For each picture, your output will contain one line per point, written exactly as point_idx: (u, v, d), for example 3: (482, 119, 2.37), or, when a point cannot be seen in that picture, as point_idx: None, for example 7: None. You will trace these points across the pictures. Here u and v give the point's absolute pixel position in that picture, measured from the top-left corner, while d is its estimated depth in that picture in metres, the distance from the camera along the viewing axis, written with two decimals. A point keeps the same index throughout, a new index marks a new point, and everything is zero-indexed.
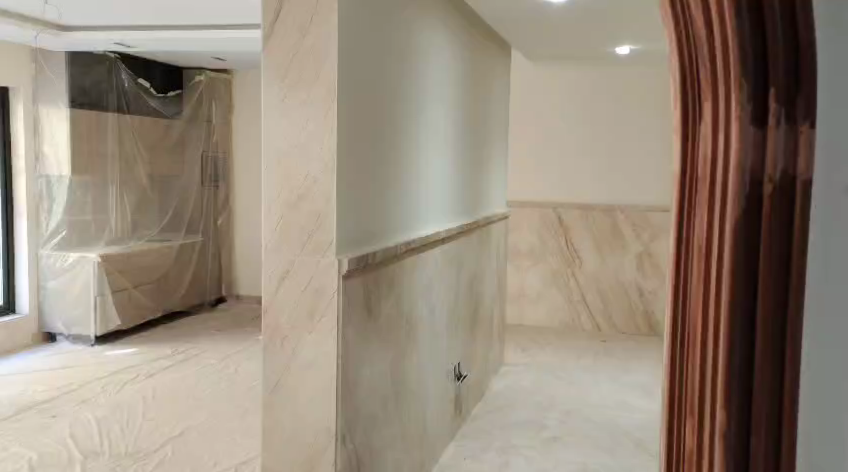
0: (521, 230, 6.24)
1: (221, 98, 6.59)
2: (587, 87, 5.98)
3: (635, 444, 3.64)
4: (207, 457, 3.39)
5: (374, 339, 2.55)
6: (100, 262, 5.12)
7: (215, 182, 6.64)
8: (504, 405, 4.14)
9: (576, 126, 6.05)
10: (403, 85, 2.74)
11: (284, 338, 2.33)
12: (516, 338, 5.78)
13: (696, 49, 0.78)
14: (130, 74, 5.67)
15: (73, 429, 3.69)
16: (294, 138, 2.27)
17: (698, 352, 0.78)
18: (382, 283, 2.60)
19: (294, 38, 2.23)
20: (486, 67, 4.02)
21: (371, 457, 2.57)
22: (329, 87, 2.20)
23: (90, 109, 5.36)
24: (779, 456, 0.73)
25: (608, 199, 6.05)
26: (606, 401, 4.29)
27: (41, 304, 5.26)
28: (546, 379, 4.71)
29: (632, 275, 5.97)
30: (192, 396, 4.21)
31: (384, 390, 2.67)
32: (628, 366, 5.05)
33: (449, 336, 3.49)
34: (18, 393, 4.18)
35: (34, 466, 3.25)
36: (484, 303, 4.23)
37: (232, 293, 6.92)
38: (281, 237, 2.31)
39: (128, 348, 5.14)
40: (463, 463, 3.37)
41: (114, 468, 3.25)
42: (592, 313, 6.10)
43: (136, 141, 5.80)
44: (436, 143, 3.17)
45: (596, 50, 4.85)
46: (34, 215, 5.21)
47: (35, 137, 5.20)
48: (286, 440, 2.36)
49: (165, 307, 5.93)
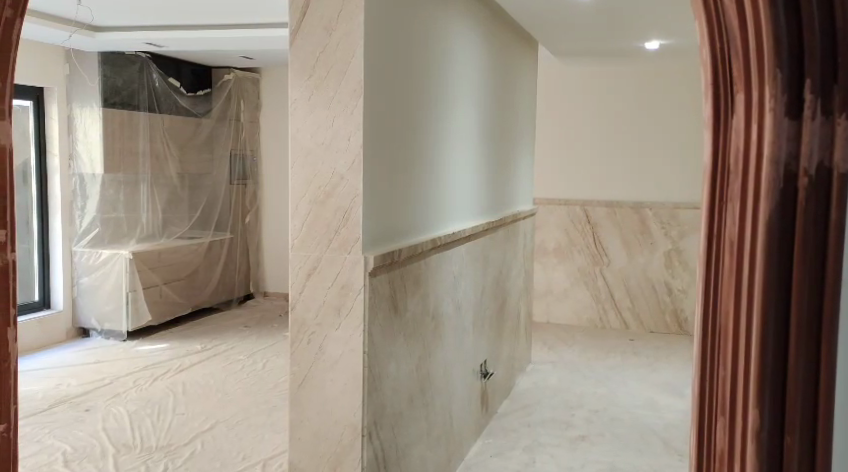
0: (548, 228, 6.21)
1: (249, 96, 6.66)
2: (615, 84, 5.92)
3: (664, 444, 3.60)
4: (236, 451, 3.43)
5: (400, 335, 2.56)
6: (131, 259, 5.20)
7: (243, 180, 6.69)
8: (530, 403, 4.12)
9: (604, 122, 6.00)
10: (430, 82, 2.74)
11: (311, 334, 2.35)
12: (543, 336, 5.76)
13: (727, 45, 0.78)
14: (160, 74, 5.76)
15: (105, 422, 3.75)
16: (320, 136, 2.28)
17: (730, 346, 0.78)
18: (407, 280, 2.60)
19: (321, 36, 2.24)
20: (513, 64, 4.01)
21: (397, 453, 2.58)
22: (356, 84, 2.20)
23: (122, 108, 5.44)
24: (814, 451, 0.73)
25: (637, 196, 5.97)
26: (634, 400, 4.24)
27: (75, 300, 5.37)
28: (572, 377, 4.67)
29: (661, 273, 5.90)
30: (221, 391, 4.26)
31: (411, 387, 2.68)
32: (656, 365, 4.99)
33: (475, 333, 3.48)
34: (52, 387, 4.26)
35: (68, 458, 3.32)
36: (510, 300, 4.21)
37: (259, 290, 6.99)
38: (308, 234, 2.32)
39: (159, 344, 5.22)
40: (489, 460, 3.36)
41: (145, 462, 3.30)
42: (620, 311, 6.04)
43: (167, 140, 5.88)
44: (463, 140, 3.17)
45: (624, 45, 4.80)
46: (68, 212, 5.32)
47: (69, 136, 5.30)
48: (313, 436, 2.38)
49: (194, 303, 6.00)
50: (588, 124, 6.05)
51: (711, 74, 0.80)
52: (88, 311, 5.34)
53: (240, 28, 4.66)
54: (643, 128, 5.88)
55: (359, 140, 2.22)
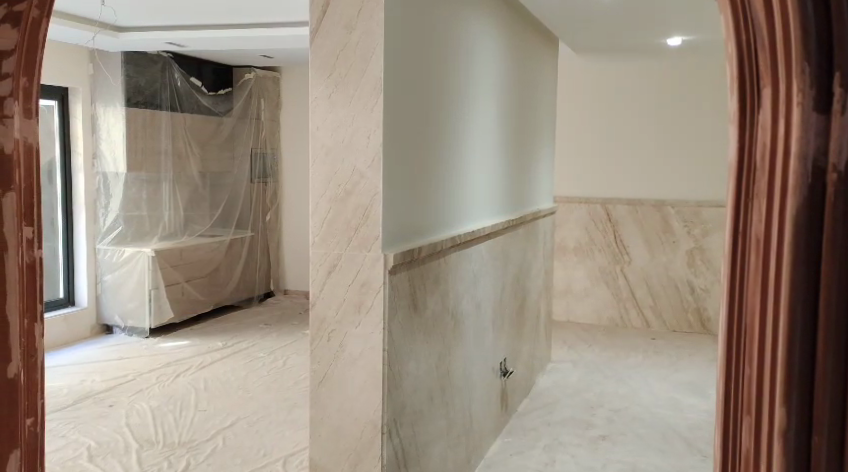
0: (568, 226, 6.18)
1: (269, 95, 6.70)
2: (637, 81, 5.88)
3: (686, 444, 3.56)
4: (257, 448, 3.46)
5: (419, 333, 2.55)
6: (154, 257, 5.25)
7: (263, 178, 6.74)
8: (550, 402, 4.10)
9: (625, 120, 5.95)
10: (449, 80, 2.73)
11: (331, 331, 2.36)
12: (562, 334, 5.74)
13: (753, 36, 0.73)
14: (182, 73, 5.82)
15: (129, 418, 3.80)
16: (340, 134, 2.29)
17: (757, 347, 0.73)
18: (427, 277, 2.60)
19: (341, 34, 2.25)
20: (534, 62, 3.98)
21: (417, 451, 2.58)
22: (375, 84, 2.20)
23: (145, 107, 5.49)
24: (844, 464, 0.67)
25: (659, 194, 5.92)
26: (656, 400, 4.20)
27: (99, 297, 5.45)
28: (593, 377, 4.64)
29: (683, 271, 5.84)
30: (242, 388, 4.29)
31: (430, 385, 2.67)
32: (678, 365, 4.94)
33: (495, 331, 3.48)
34: (77, 383, 4.33)
35: (92, 453, 3.36)
36: (530, 299, 4.20)
37: (280, 288, 7.03)
38: (328, 232, 2.33)
39: (181, 340, 5.28)
40: (509, 459, 3.35)
41: (167, 457, 3.33)
42: (641, 310, 5.99)
43: (189, 139, 5.93)
44: (482, 137, 3.15)
45: (646, 42, 4.75)
46: (92, 211, 5.39)
47: (94, 136, 5.37)
48: (333, 433, 2.39)
49: (215, 301, 6.06)
50: (609, 122, 6.01)
51: (737, 65, 0.75)
52: (112, 308, 5.41)
53: (262, 26, 4.69)
54: (666, 125, 5.83)
55: (378, 139, 2.22)
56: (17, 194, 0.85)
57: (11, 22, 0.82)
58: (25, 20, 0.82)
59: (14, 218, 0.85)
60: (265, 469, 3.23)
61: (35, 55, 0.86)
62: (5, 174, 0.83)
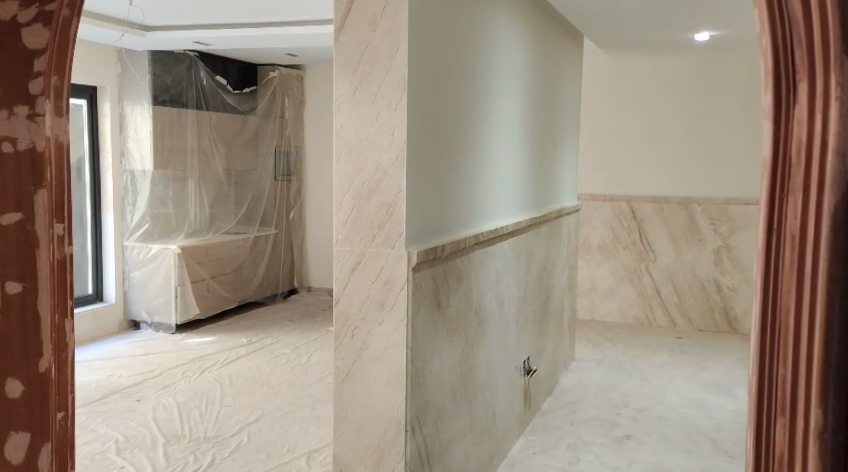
0: (593, 224, 6.14)
1: (293, 93, 6.73)
2: (663, 77, 5.81)
3: (713, 445, 3.52)
4: (281, 444, 3.48)
5: (443, 330, 2.55)
6: (179, 253, 5.32)
7: (287, 176, 6.78)
8: (574, 401, 4.08)
9: (651, 117, 5.89)
10: (473, 78, 2.72)
11: (355, 328, 2.37)
12: (586, 333, 5.71)
13: (789, 32, 0.70)
14: (208, 72, 5.86)
15: (156, 412, 3.85)
16: (364, 131, 2.29)
17: (790, 344, 0.72)
18: (450, 275, 2.59)
19: (365, 32, 2.25)
20: (558, 58, 3.95)
21: (440, 449, 2.58)
22: (399, 82, 2.20)
23: (171, 105, 5.56)
24: None
25: (685, 191, 5.85)
26: (682, 400, 4.16)
27: (127, 293, 5.53)
28: (617, 376, 4.60)
29: (710, 270, 5.76)
30: (267, 384, 4.32)
31: (454, 382, 2.67)
32: (704, 364, 4.88)
33: (518, 329, 3.46)
34: (105, 377, 4.40)
35: (120, 447, 3.41)
36: (554, 297, 4.18)
37: (304, 285, 7.07)
38: (352, 229, 2.34)
39: (206, 337, 5.33)
40: (532, 458, 3.34)
41: (193, 452, 3.37)
42: (666, 309, 5.93)
43: (214, 137, 5.98)
44: (506, 134, 3.14)
45: (673, 37, 4.70)
46: (120, 208, 5.46)
47: (121, 134, 5.45)
48: (357, 429, 2.40)
49: (240, 297, 6.11)
50: (634, 118, 5.95)
51: (772, 62, 0.72)
52: (139, 304, 5.49)
53: (286, 25, 4.71)
54: (692, 122, 5.75)
55: (402, 136, 2.22)
56: (49, 191, 0.85)
57: (42, 21, 0.82)
58: (56, 19, 0.83)
59: (45, 216, 0.85)
60: (289, 465, 3.25)
61: (65, 53, 0.86)
62: (36, 172, 0.84)
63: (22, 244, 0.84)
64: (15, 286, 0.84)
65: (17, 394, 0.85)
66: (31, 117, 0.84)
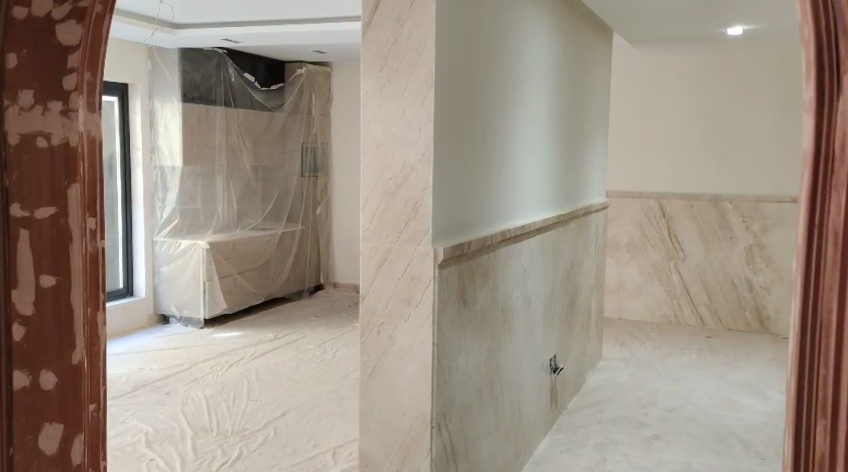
0: (621, 221, 6.08)
1: (320, 90, 6.76)
2: (694, 72, 5.72)
3: (744, 446, 3.46)
4: (307, 438, 3.51)
5: (469, 327, 2.54)
6: (208, 249, 5.38)
7: (314, 173, 6.82)
8: (602, 400, 4.05)
9: (680, 113, 5.81)
10: (501, 74, 2.70)
11: (381, 324, 2.37)
12: (614, 331, 5.65)
13: (835, 21, 0.68)
14: (236, 69, 5.89)
15: (185, 406, 3.90)
16: (390, 127, 2.29)
17: (833, 342, 0.69)
18: (477, 272, 2.58)
19: (392, 28, 2.24)
20: (587, 54, 3.92)
21: (466, 446, 2.57)
22: (427, 78, 2.19)
23: (200, 102, 5.62)
24: None
25: (716, 188, 5.76)
26: (711, 399, 4.11)
27: (156, 287, 5.61)
28: (645, 375, 4.55)
29: (741, 268, 5.67)
30: (293, 379, 4.36)
31: (480, 379, 2.66)
32: (735, 364, 4.81)
33: (544, 326, 3.44)
34: (135, 370, 4.46)
35: (149, 439, 3.46)
36: (581, 294, 4.14)
37: (330, 281, 7.11)
38: (378, 225, 2.34)
39: (233, 331, 5.39)
40: (558, 456, 3.32)
41: (221, 445, 3.41)
42: (696, 307, 5.85)
43: (243, 133, 6.02)
44: (534, 132, 3.12)
45: (705, 32, 4.62)
46: (150, 204, 5.54)
47: (152, 131, 5.52)
48: (383, 426, 2.40)
49: (267, 293, 6.16)
50: (664, 114, 5.87)
51: (815, 51, 0.70)
52: (168, 298, 5.56)
53: (315, 22, 4.74)
54: (723, 118, 5.67)
55: (429, 133, 2.21)
56: (81, 186, 0.83)
57: (76, 17, 0.79)
58: (89, 15, 0.80)
59: (79, 210, 0.83)
60: (315, 460, 3.27)
61: (98, 51, 0.84)
62: (70, 167, 0.81)
63: (55, 238, 0.81)
64: (49, 279, 0.81)
65: (50, 387, 0.82)
66: (65, 113, 0.81)
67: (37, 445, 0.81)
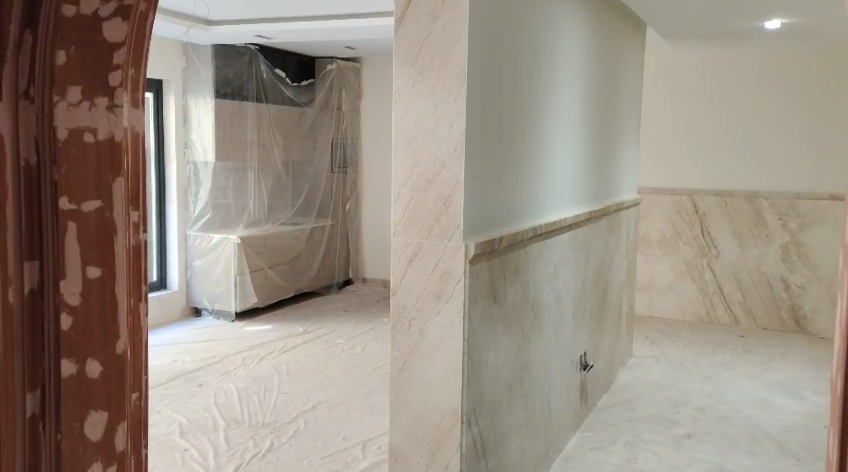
0: (653, 218, 6.00)
1: (350, 86, 6.80)
2: (731, 67, 5.63)
3: (778, 447, 3.41)
4: (336, 432, 3.54)
5: (499, 323, 2.54)
6: (239, 243, 5.45)
7: (343, 168, 6.85)
8: (633, 398, 4.01)
9: (715, 108, 5.73)
10: (533, 70, 2.69)
11: (412, 319, 2.38)
12: (645, 329, 5.59)
13: None
14: (268, 65, 5.98)
15: (217, 397, 3.96)
16: (423, 124, 2.30)
17: None
18: (507, 268, 2.58)
19: (425, 23, 2.24)
20: (620, 49, 3.88)
21: (496, 442, 2.58)
22: (460, 74, 2.19)
23: (233, 98, 5.68)
24: None
25: (751, 185, 5.67)
26: (746, 399, 4.05)
27: (189, 281, 5.69)
28: (678, 374, 4.50)
29: (777, 267, 5.57)
30: (323, 373, 4.40)
31: (510, 375, 2.66)
32: (769, 364, 4.73)
33: (575, 323, 3.42)
34: (169, 362, 4.54)
35: (183, 429, 3.52)
36: (612, 291, 4.12)
37: (359, 276, 7.15)
38: (409, 220, 2.35)
39: (264, 325, 5.45)
40: (588, 454, 3.30)
41: (252, 437, 3.46)
42: (729, 305, 5.76)
43: (273, 129, 6.09)
44: (566, 129, 3.09)
45: (742, 26, 4.54)
46: (183, 198, 5.61)
47: (185, 126, 5.59)
48: (413, 420, 2.41)
49: (297, 287, 6.22)
50: (699, 109, 5.78)
51: None
52: (200, 291, 5.65)
53: (343, 18, 4.74)
54: (760, 113, 5.57)
55: (461, 128, 2.21)
56: (125, 179, 0.74)
57: (122, 15, 0.71)
58: (134, 14, 0.72)
59: (123, 203, 0.75)
60: (344, 452, 3.30)
61: (143, 44, 0.75)
62: (114, 161, 0.73)
63: (101, 231, 0.73)
64: (94, 271, 0.73)
65: (96, 375, 0.74)
66: (110, 108, 0.72)
67: (83, 431, 0.73)
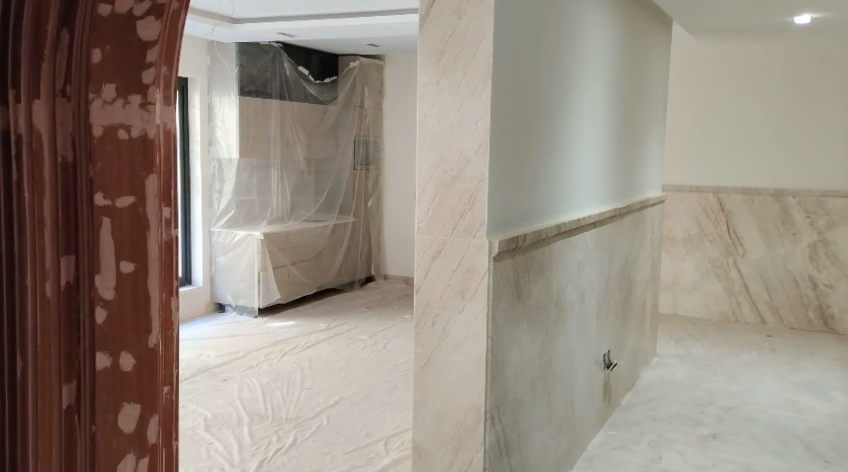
0: (677, 216, 5.94)
1: (372, 83, 6.82)
2: (758, 63, 5.55)
3: (806, 448, 3.37)
4: (359, 428, 3.55)
5: (523, 320, 2.54)
6: (262, 240, 5.50)
7: (365, 166, 6.87)
8: (657, 397, 3.98)
9: (741, 105, 5.65)
10: (559, 67, 2.68)
11: (435, 316, 2.38)
12: (669, 328, 5.54)
13: None
14: (291, 62, 6.03)
15: (242, 392, 4.00)
16: (447, 120, 2.30)
17: None
18: (531, 266, 2.57)
19: (450, 20, 2.24)
20: (646, 46, 3.84)
21: (519, 440, 2.57)
22: (485, 70, 2.19)
23: (257, 96, 5.73)
24: None
25: (778, 182, 5.60)
26: (772, 399, 4.00)
27: (213, 277, 5.75)
28: (702, 373, 4.45)
29: (804, 265, 5.50)
30: (346, 368, 4.42)
31: (533, 374, 2.65)
32: (796, 364, 4.67)
33: (598, 322, 3.40)
34: (194, 357, 4.60)
35: (208, 424, 3.56)
36: (636, 289, 4.09)
37: (381, 273, 7.17)
38: (434, 217, 2.35)
39: (288, 321, 5.49)
40: (612, 453, 3.28)
41: (276, 432, 3.49)
42: (755, 304, 5.69)
43: (296, 126, 6.14)
44: (590, 126, 3.07)
45: (771, 20, 4.47)
46: (207, 195, 5.67)
47: (210, 124, 5.64)
48: (436, 416, 2.41)
49: (319, 284, 6.26)
50: (725, 106, 5.71)
51: None
52: (224, 287, 5.71)
53: (367, 15, 4.76)
54: (789, 109, 5.49)
55: (486, 125, 2.21)
56: (158, 176, 0.75)
57: (155, 14, 0.72)
58: (167, 13, 0.72)
59: (155, 200, 0.75)
60: (367, 448, 3.32)
61: (175, 42, 0.76)
62: (148, 157, 0.73)
63: (135, 229, 0.73)
64: (128, 265, 0.73)
65: (129, 369, 0.74)
66: (144, 106, 0.73)
67: (117, 423, 0.74)
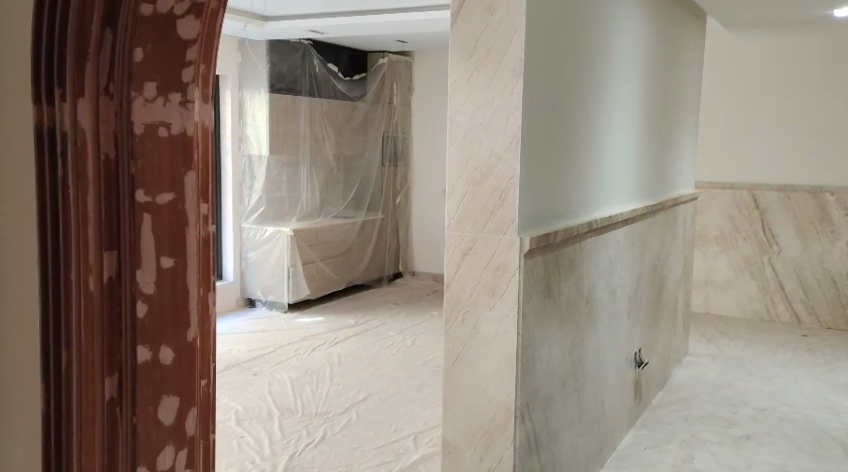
0: (710, 213, 5.85)
1: (401, 79, 6.81)
2: (794, 58, 5.44)
3: (843, 450, 3.31)
4: (388, 423, 3.57)
5: (553, 317, 2.52)
6: (292, 236, 5.54)
7: (394, 162, 6.87)
8: (688, 397, 3.93)
9: (776, 100, 5.55)
10: (591, 63, 2.66)
11: (465, 313, 2.37)
12: (701, 327, 5.46)
13: None
14: (320, 59, 6.07)
15: (272, 386, 4.05)
16: (479, 117, 2.29)
17: None
18: (562, 263, 2.56)
19: (482, 16, 2.23)
20: (679, 41, 3.79)
21: (549, 438, 2.56)
22: (516, 66, 2.18)
23: (287, 93, 5.81)
24: None
25: (815, 178, 5.49)
26: (809, 400, 3.93)
27: (243, 272, 5.81)
28: (736, 373, 4.38)
29: (842, 264, 5.38)
30: (375, 364, 4.44)
31: (563, 371, 2.64)
32: (833, 365, 4.57)
33: (629, 320, 3.37)
34: (226, 351, 4.66)
35: (240, 417, 3.61)
36: (668, 287, 4.04)
37: (408, 269, 7.18)
38: (464, 214, 2.35)
39: (317, 317, 5.54)
40: (644, 452, 3.25)
41: (305, 426, 3.52)
42: (791, 302, 5.59)
43: (325, 123, 6.18)
44: (623, 123, 3.04)
45: (808, 14, 4.38)
46: (238, 191, 5.72)
47: (241, 121, 5.69)
48: (465, 413, 2.41)
49: (348, 280, 6.29)
50: (759, 101, 5.61)
51: None
52: (255, 282, 5.77)
53: (398, 12, 4.77)
54: (828, 104, 5.36)
55: (517, 121, 2.20)
56: (197, 173, 0.76)
57: (194, 13, 0.73)
58: (205, 13, 0.74)
59: (194, 197, 0.76)
60: (396, 444, 3.33)
61: (214, 42, 0.78)
62: (187, 154, 0.75)
63: (174, 225, 0.75)
64: (168, 261, 0.74)
65: (169, 362, 0.76)
66: (183, 104, 0.74)
67: (157, 415, 0.75)
